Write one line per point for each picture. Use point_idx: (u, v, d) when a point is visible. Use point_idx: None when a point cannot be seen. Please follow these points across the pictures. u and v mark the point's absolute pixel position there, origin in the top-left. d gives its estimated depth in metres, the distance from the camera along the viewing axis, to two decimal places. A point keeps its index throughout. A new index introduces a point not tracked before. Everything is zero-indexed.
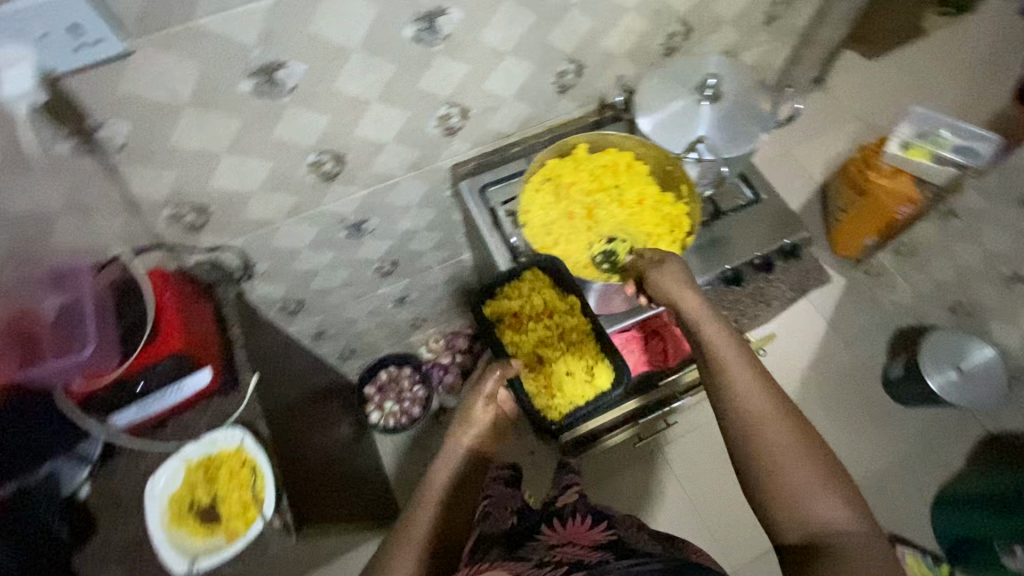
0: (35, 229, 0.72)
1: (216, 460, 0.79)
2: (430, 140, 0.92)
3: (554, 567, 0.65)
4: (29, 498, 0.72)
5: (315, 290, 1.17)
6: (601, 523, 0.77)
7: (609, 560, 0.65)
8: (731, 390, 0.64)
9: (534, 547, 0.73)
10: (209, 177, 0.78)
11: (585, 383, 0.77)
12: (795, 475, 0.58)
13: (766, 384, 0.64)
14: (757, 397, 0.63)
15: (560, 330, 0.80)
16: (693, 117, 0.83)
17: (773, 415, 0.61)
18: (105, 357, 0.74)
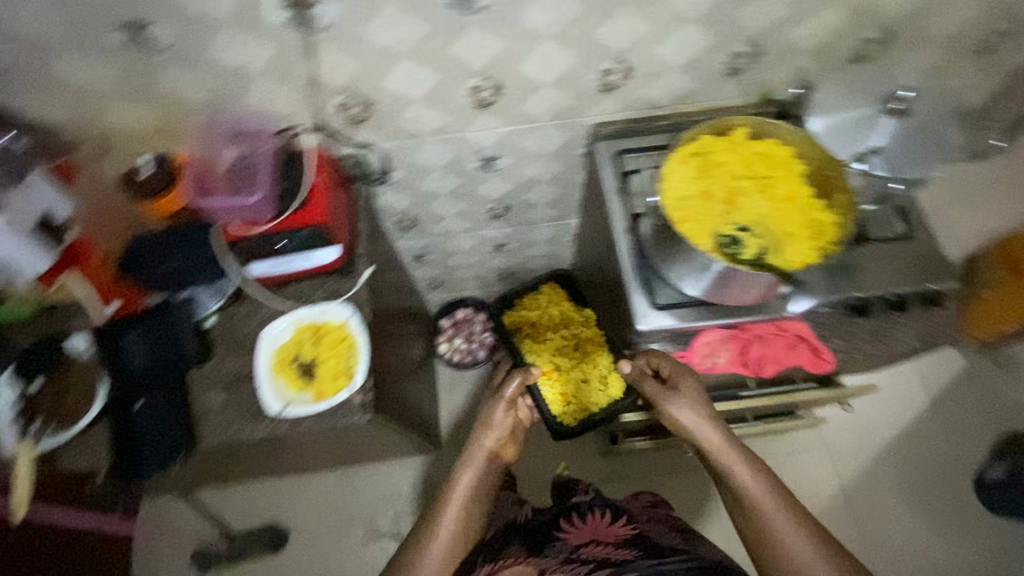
0: (234, 84, 0.82)
1: (322, 327, 0.87)
2: (585, 93, 0.93)
3: (585, 562, 0.85)
4: (168, 312, 0.87)
5: (430, 213, 1.23)
6: (618, 518, 1.00)
7: (632, 559, 0.85)
8: (741, 487, 0.76)
9: (560, 545, 0.91)
10: (383, 77, 0.84)
11: (600, 389, 1.14)
12: (800, 557, 0.68)
13: (766, 478, 0.76)
14: (763, 489, 0.74)
15: (577, 340, 1.18)
16: (869, 128, 0.88)
17: (776, 505, 0.73)
18: (258, 211, 0.83)
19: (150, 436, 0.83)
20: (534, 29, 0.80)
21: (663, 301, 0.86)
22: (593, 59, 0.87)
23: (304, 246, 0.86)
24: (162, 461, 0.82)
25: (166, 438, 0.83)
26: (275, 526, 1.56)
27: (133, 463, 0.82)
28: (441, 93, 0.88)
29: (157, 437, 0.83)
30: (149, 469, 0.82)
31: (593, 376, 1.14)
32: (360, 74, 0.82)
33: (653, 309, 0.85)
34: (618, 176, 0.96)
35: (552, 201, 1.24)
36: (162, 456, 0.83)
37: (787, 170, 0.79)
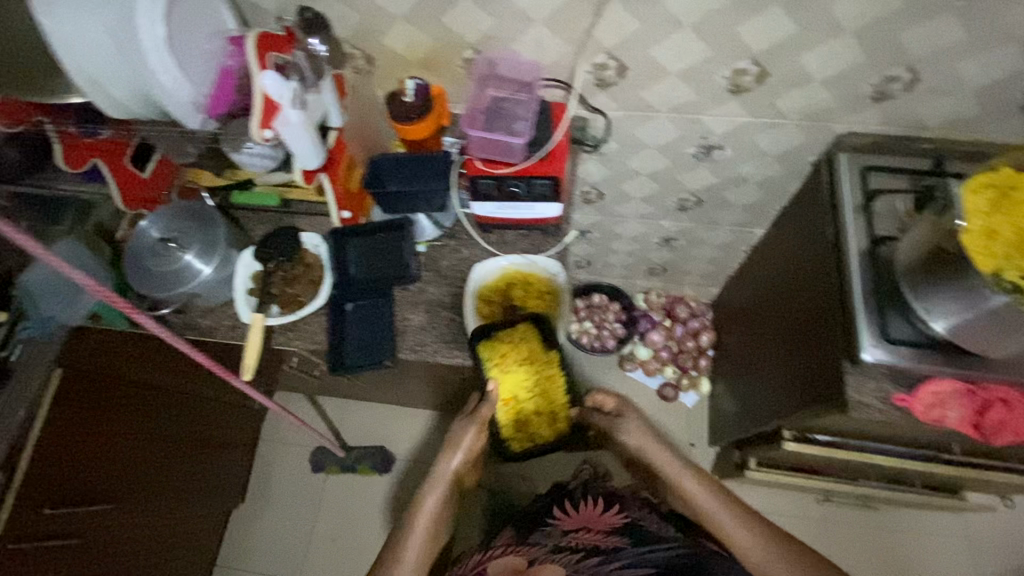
0: (510, 27, 0.83)
1: (529, 278, 0.90)
2: (852, 97, 0.86)
3: (572, 552, 0.90)
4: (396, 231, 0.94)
5: (618, 191, 1.21)
6: (612, 505, 1.00)
7: (622, 546, 0.90)
8: (696, 502, 0.88)
9: (551, 531, 0.96)
10: (654, 44, 0.82)
11: (549, 425, 0.97)
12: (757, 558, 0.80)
13: (721, 494, 0.87)
14: (717, 506, 0.86)
15: (538, 377, 0.93)
16: None
17: (723, 514, 0.85)
18: (504, 155, 0.86)
19: (361, 337, 0.91)
20: (838, 20, 0.75)
21: (890, 334, 0.81)
22: (882, 62, 0.80)
23: (535, 196, 0.87)
24: (368, 361, 0.89)
25: (375, 341, 0.90)
26: (383, 450, 1.65)
27: (343, 356, 0.90)
28: (703, 72, 0.85)
29: (368, 339, 0.90)
30: (355, 365, 0.89)
31: (544, 412, 0.96)
32: (635, 37, 0.81)
33: (878, 341, 0.80)
34: (860, 193, 0.90)
35: (749, 206, 1.18)
36: (369, 358, 0.90)
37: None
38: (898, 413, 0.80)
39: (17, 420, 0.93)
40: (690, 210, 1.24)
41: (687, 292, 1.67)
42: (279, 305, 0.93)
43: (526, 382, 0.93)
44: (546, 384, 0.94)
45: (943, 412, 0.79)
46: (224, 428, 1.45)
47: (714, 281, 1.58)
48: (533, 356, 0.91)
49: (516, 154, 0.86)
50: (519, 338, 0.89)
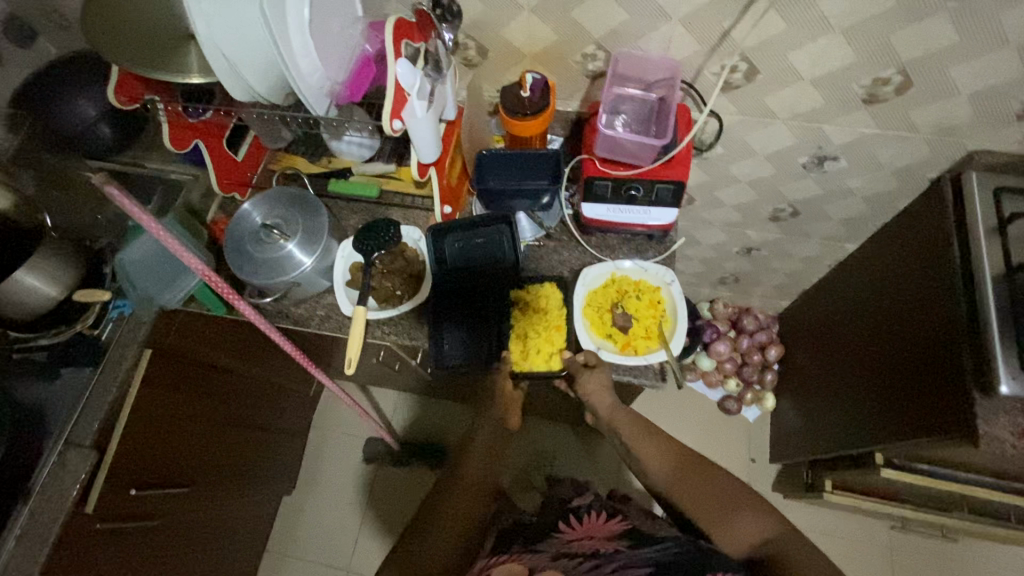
0: (645, 23, 0.79)
1: (639, 285, 0.87)
2: (996, 112, 0.81)
3: (573, 557, 0.78)
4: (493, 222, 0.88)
5: (710, 198, 1.17)
6: (613, 517, 0.89)
7: (623, 548, 0.77)
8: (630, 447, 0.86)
9: (555, 540, 0.85)
10: (795, 48, 0.78)
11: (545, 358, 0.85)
12: (692, 500, 0.79)
13: (645, 434, 0.86)
14: (640, 444, 0.85)
15: (550, 318, 0.86)
16: None
17: (652, 458, 0.84)
18: (628, 154, 0.83)
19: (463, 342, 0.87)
20: (1007, 31, 0.70)
21: None
22: None
23: (654, 200, 0.84)
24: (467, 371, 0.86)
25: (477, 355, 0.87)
26: (434, 445, 1.63)
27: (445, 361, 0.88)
28: (840, 79, 0.81)
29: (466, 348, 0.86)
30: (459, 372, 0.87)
31: (544, 346, 0.85)
32: (776, 40, 0.77)
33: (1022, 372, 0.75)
34: (996, 214, 0.85)
35: (847, 219, 1.14)
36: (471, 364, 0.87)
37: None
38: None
39: (108, 399, 0.91)
40: (783, 220, 1.19)
41: (754, 303, 1.62)
42: (376, 298, 0.90)
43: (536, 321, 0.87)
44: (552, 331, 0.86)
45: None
46: (278, 413, 1.43)
47: (786, 294, 1.53)
48: (546, 310, 0.87)
49: (640, 157, 0.83)
50: (539, 293, 0.87)
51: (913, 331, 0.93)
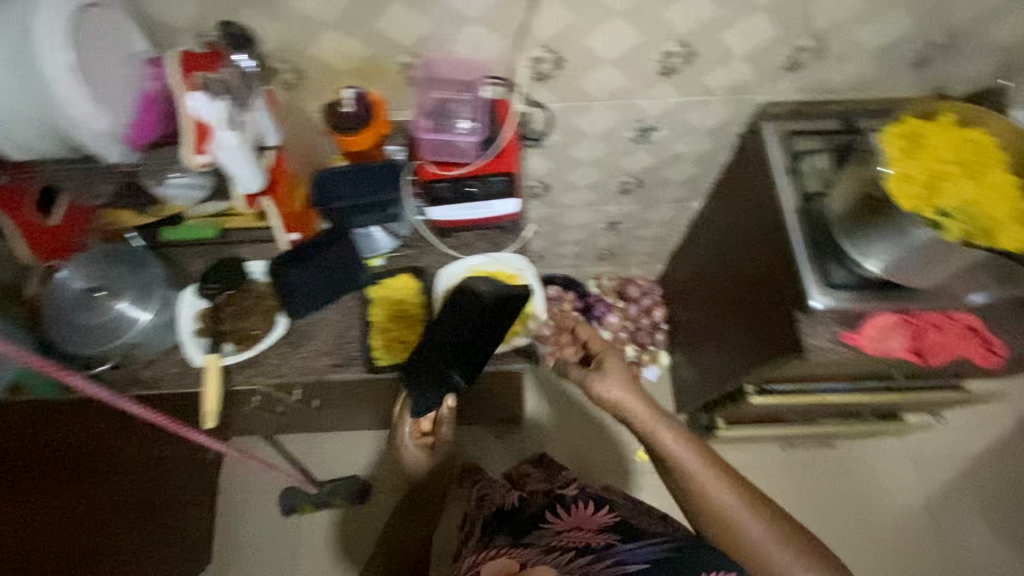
0: (448, 27, 0.82)
1: (495, 276, 0.90)
2: (770, 68, 0.93)
3: (564, 552, 0.78)
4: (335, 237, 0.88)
5: (563, 182, 1.24)
6: (602, 506, 0.88)
7: (614, 542, 0.77)
8: (682, 467, 0.82)
9: (542, 532, 0.85)
10: (589, 33, 0.84)
11: (408, 345, 0.84)
12: (738, 513, 0.78)
13: (699, 450, 0.83)
14: (695, 459, 0.82)
15: (407, 308, 0.87)
16: None
17: (707, 476, 0.81)
18: (457, 151, 0.85)
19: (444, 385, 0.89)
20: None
21: (836, 279, 0.88)
22: (793, 33, 0.87)
23: (492, 194, 0.87)
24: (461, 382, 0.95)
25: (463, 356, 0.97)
26: (357, 480, 1.57)
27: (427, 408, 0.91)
28: (635, 55, 0.89)
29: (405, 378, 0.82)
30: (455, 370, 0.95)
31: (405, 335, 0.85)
32: (569, 28, 0.83)
33: (827, 288, 0.86)
34: (788, 156, 0.96)
35: (685, 181, 1.25)
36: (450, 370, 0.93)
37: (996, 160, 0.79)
38: (851, 352, 0.86)
39: None
40: (633, 191, 1.27)
41: (635, 272, 1.73)
42: (234, 342, 0.87)
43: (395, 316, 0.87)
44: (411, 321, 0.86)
45: (886, 344, 0.86)
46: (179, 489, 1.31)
47: (658, 258, 1.65)
48: (402, 302, 0.88)
49: (469, 154, 0.86)
50: (393, 285, 0.88)
51: (749, 272, 1.04)
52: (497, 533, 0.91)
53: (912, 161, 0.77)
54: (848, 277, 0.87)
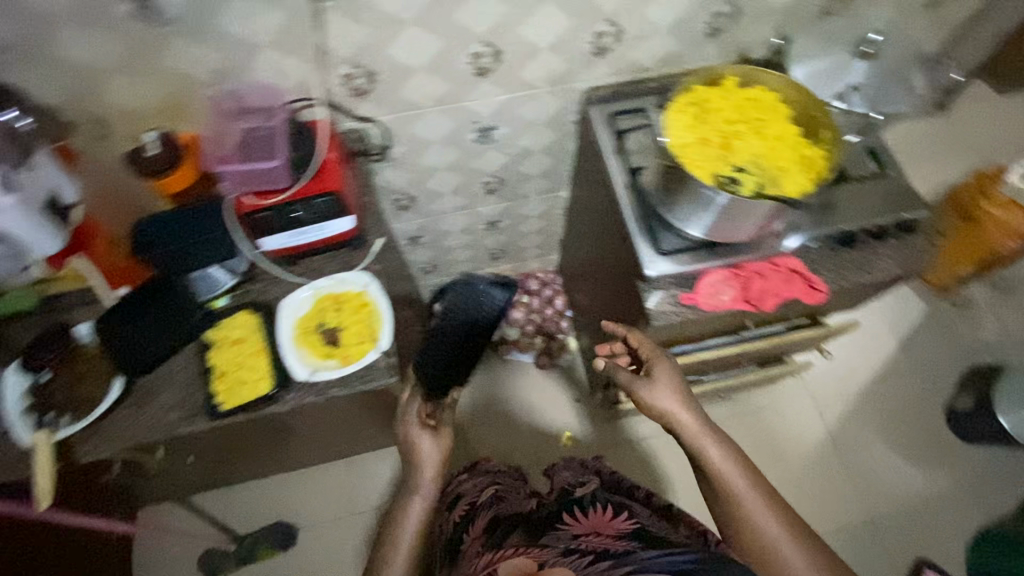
0: (243, 57, 0.82)
1: (340, 297, 0.88)
2: (579, 56, 0.97)
3: (584, 555, 0.70)
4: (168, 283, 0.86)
5: (427, 190, 1.25)
6: (621, 513, 0.82)
7: (635, 549, 0.69)
8: (724, 482, 0.78)
9: (558, 535, 0.77)
10: (389, 44, 0.86)
11: (252, 385, 0.82)
12: (775, 535, 0.72)
13: (743, 467, 0.79)
14: (736, 473, 0.78)
15: (248, 347, 0.85)
16: (845, 66, 0.88)
17: (751, 492, 0.76)
18: (274, 177, 0.83)
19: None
20: None
21: (668, 246, 0.92)
22: (587, 21, 0.91)
23: (321, 215, 0.86)
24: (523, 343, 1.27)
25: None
26: (283, 523, 1.52)
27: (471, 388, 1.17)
28: (444, 60, 0.91)
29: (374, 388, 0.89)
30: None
31: (248, 374, 0.83)
32: (367, 42, 0.84)
33: (659, 255, 0.91)
34: (614, 136, 1.02)
35: (544, 171, 1.29)
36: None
37: (779, 114, 0.84)
38: (691, 311, 0.91)
39: None
40: (499, 188, 1.31)
41: (534, 265, 1.77)
42: (71, 412, 0.82)
43: (238, 357, 0.84)
44: (254, 358, 0.84)
45: (720, 298, 0.91)
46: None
47: (552, 248, 1.69)
48: (243, 339, 0.86)
49: (285, 180, 0.84)
50: (232, 324, 0.86)
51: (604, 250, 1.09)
52: (505, 531, 0.82)
53: (704, 125, 0.83)
54: (678, 241, 0.92)
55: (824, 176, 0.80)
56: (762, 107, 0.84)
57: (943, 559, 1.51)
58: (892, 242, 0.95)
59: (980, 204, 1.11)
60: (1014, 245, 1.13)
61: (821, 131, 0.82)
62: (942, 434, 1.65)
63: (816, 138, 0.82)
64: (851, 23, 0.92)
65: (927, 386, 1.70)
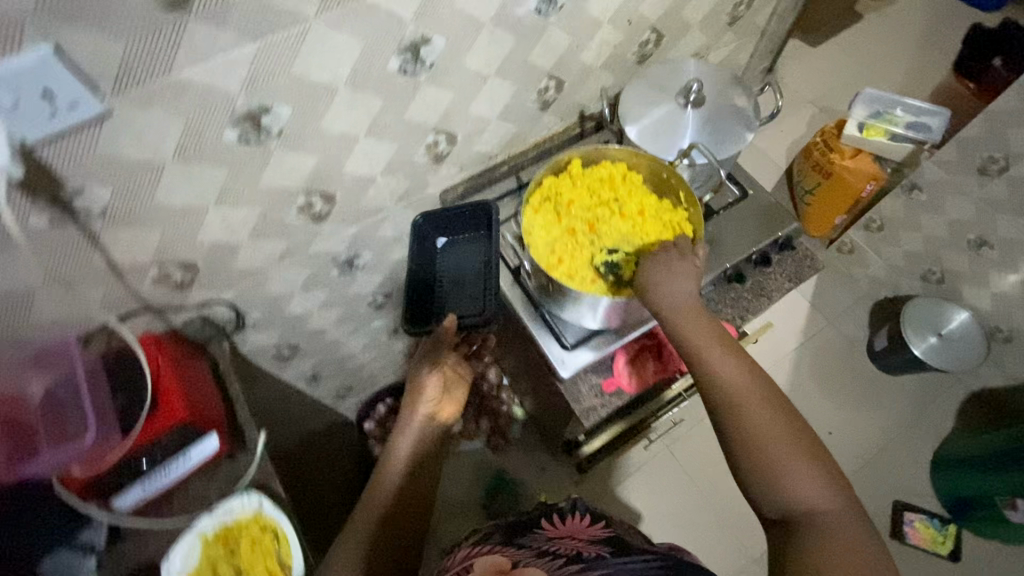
0: (15, 308, 0.66)
1: (233, 531, 0.73)
2: (419, 168, 0.91)
3: (557, 558, 0.75)
4: None
5: (308, 333, 1.13)
6: (597, 521, 0.90)
7: (605, 555, 0.74)
8: (728, 390, 0.66)
9: (536, 536, 0.85)
10: (197, 232, 0.74)
11: None
12: (779, 452, 0.61)
13: (747, 372, 0.67)
14: (743, 381, 0.66)
15: None
16: (679, 123, 0.87)
17: (756, 402, 0.64)
18: (108, 434, 0.71)
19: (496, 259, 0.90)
20: (347, 133, 0.75)
21: (573, 337, 0.87)
22: (413, 138, 0.84)
23: (180, 446, 0.76)
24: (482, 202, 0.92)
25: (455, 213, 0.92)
26: None
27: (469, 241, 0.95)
28: (270, 221, 0.80)
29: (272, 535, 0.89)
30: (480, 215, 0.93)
31: None
32: (168, 240, 0.72)
33: (568, 352, 0.86)
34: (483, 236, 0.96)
35: None
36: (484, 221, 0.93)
37: (633, 187, 0.83)
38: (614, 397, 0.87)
39: None
40: (387, 302, 1.21)
41: None
42: None
43: None
44: None
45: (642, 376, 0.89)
46: None
47: None
48: None
49: (118, 431, 0.72)
50: None
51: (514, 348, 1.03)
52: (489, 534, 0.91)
53: (568, 217, 0.80)
54: (581, 330, 0.86)
55: (699, 234, 0.78)
56: (617, 178, 0.82)
57: (917, 496, 1.56)
58: (774, 265, 0.96)
59: (834, 161, 1.67)
60: (872, 188, 1.65)
61: (679, 189, 0.81)
62: (874, 374, 1.72)
63: (679, 196, 0.81)
64: (670, 72, 0.93)
65: (846, 334, 1.77)
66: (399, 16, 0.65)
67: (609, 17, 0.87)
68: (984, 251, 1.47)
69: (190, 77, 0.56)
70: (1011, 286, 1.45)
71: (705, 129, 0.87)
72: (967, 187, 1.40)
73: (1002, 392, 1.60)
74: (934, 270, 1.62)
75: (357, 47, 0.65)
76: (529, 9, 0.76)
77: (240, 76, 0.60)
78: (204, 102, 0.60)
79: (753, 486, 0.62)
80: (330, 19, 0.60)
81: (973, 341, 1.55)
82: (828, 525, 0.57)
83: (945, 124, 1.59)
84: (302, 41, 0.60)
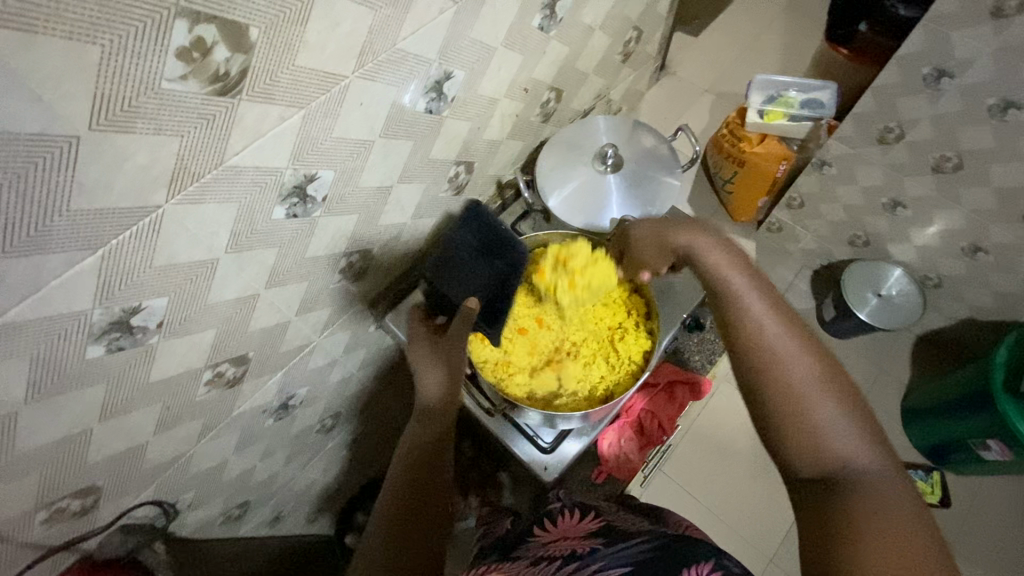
0: None
1: None
2: (339, 291, 0.82)
3: (550, 562, 0.64)
4: None
5: (258, 483, 1.00)
6: (589, 513, 0.76)
7: (600, 547, 0.63)
8: (757, 334, 0.59)
9: (530, 545, 0.71)
10: (86, 457, 0.61)
11: None
12: (823, 405, 0.53)
13: (795, 334, 0.59)
14: (785, 332, 0.59)
15: None
16: (602, 189, 0.87)
17: (807, 361, 0.56)
18: None
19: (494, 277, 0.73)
20: (243, 293, 0.64)
21: (550, 437, 0.80)
22: (326, 268, 0.75)
23: None
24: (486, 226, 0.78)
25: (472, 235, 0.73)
26: None
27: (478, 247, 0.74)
28: (178, 408, 0.68)
29: None
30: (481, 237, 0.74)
31: None
32: (51, 479, 0.59)
33: (549, 455, 0.79)
34: None
35: (381, 375, 1.11)
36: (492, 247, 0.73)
37: None
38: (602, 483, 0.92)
39: None
40: (336, 422, 1.09)
41: None
42: None
43: None
44: None
45: (629, 461, 0.92)
46: None
47: None
48: None
49: None
50: None
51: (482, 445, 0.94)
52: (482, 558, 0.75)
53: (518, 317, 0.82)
54: (557, 429, 0.79)
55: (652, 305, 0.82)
56: None
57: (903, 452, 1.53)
58: None
59: (743, 150, 1.50)
60: (786, 168, 1.50)
61: None
62: None
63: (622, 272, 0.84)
64: (582, 131, 0.92)
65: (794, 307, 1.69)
66: (271, 166, 0.55)
67: (505, 91, 0.82)
68: (899, 212, 1.37)
69: (22, 314, 0.45)
70: (932, 237, 1.37)
71: (626, 192, 0.88)
72: (874, 157, 1.29)
73: (945, 331, 1.57)
74: (859, 235, 1.51)
75: (234, 211, 0.55)
76: (419, 111, 0.69)
77: (90, 292, 0.48)
78: (52, 332, 0.48)
79: (791, 441, 0.54)
80: (187, 196, 0.50)
81: (910, 295, 1.49)
82: (880, 488, 0.49)
83: (837, 97, 1.46)
84: (157, 230, 0.50)
